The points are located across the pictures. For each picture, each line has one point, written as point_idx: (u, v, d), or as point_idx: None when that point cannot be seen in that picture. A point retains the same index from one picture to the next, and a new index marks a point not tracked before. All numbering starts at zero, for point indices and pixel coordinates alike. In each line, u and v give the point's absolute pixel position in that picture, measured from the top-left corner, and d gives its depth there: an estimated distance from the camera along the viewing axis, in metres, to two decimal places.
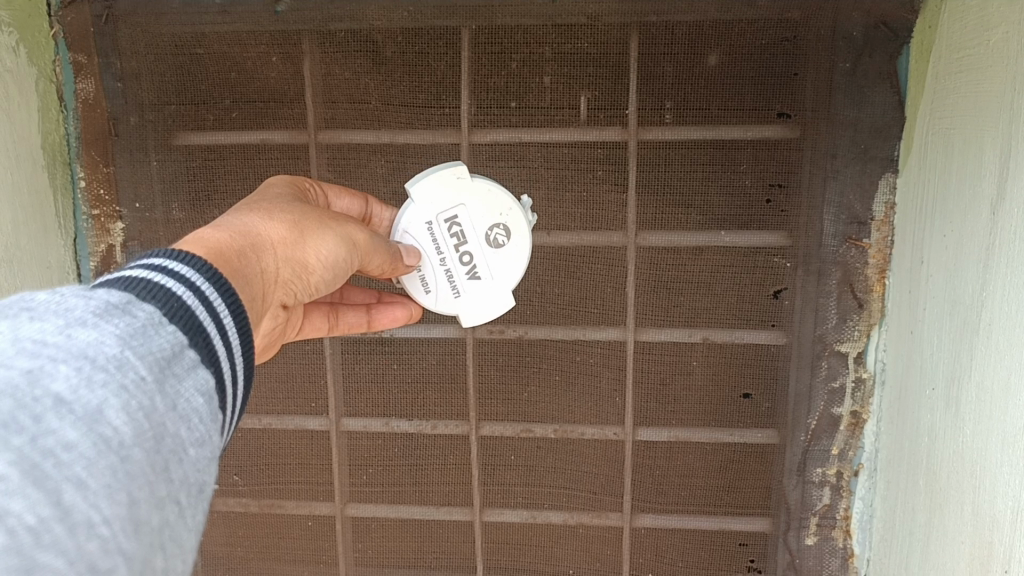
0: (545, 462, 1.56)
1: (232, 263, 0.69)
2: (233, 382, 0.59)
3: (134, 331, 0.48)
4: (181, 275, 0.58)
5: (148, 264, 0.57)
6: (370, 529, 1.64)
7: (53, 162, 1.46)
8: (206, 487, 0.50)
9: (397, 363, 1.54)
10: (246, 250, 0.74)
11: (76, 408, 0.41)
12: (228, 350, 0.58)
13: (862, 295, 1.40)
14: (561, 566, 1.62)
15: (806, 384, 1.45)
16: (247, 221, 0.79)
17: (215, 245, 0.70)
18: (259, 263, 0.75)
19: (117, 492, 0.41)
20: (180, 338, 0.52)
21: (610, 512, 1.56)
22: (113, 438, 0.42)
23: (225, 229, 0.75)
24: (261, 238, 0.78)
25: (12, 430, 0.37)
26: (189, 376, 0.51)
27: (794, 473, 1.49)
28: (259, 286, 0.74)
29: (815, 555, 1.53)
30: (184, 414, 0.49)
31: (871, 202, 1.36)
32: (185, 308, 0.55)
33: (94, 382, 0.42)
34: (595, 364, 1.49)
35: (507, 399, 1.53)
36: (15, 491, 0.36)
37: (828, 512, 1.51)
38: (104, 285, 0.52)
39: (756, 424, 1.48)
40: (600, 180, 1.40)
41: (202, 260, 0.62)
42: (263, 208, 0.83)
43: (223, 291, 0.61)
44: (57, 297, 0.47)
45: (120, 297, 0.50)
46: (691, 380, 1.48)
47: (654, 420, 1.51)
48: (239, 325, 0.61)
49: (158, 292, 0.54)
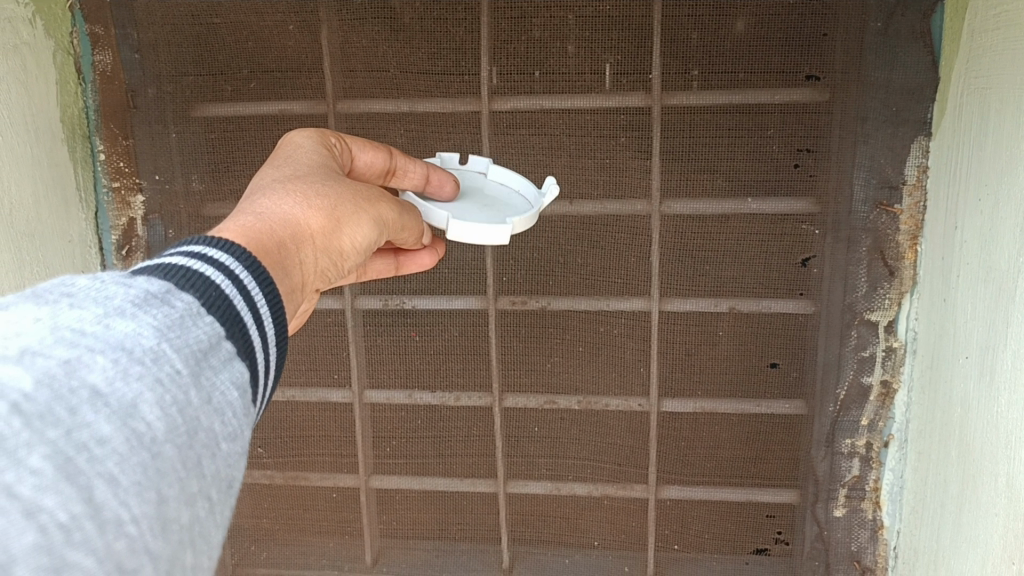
0: (569, 433, 1.55)
1: (274, 261, 0.66)
2: (266, 372, 0.57)
3: (172, 322, 0.46)
4: (220, 263, 0.55)
5: (188, 251, 0.54)
6: (395, 500, 1.64)
7: (72, 135, 1.45)
8: (236, 483, 0.48)
9: (419, 334, 1.53)
10: (284, 243, 0.70)
11: (111, 401, 0.39)
12: (262, 340, 0.55)
13: (894, 263, 1.36)
14: (586, 537, 1.61)
15: (836, 354, 1.42)
16: (282, 205, 0.75)
17: (254, 240, 0.66)
18: (298, 255, 0.72)
19: (148, 490, 0.39)
20: (218, 329, 0.49)
21: (634, 483, 1.55)
22: (145, 434, 0.40)
23: (262, 219, 0.71)
24: (298, 226, 0.74)
25: (47, 423, 0.36)
26: (225, 369, 0.48)
27: (823, 444, 1.47)
28: (296, 281, 0.71)
29: (844, 527, 1.50)
30: (220, 408, 0.47)
31: (902, 166, 1.32)
32: (223, 298, 0.52)
33: (130, 375, 0.41)
34: (619, 335, 1.47)
35: (530, 369, 1.52)
36: (48, 487, 0.35)
37: (857, 483, 1.48)
38: (143, 272, 0.50)
39: (784, 394, 1.46)
40: (623, 147, 1.38)
41: (240, 247, 0.59)
42: (298, 188, 0.78)
43: (261, 280, 0.58)
44: (98, 283, 0.45)
45: (159, 285, 0.48)
46: (717, 351, 1.45)
47: (679, 391, 1.49)
48: (275, 316, 0.58)
49: (196, 280, 0.51)
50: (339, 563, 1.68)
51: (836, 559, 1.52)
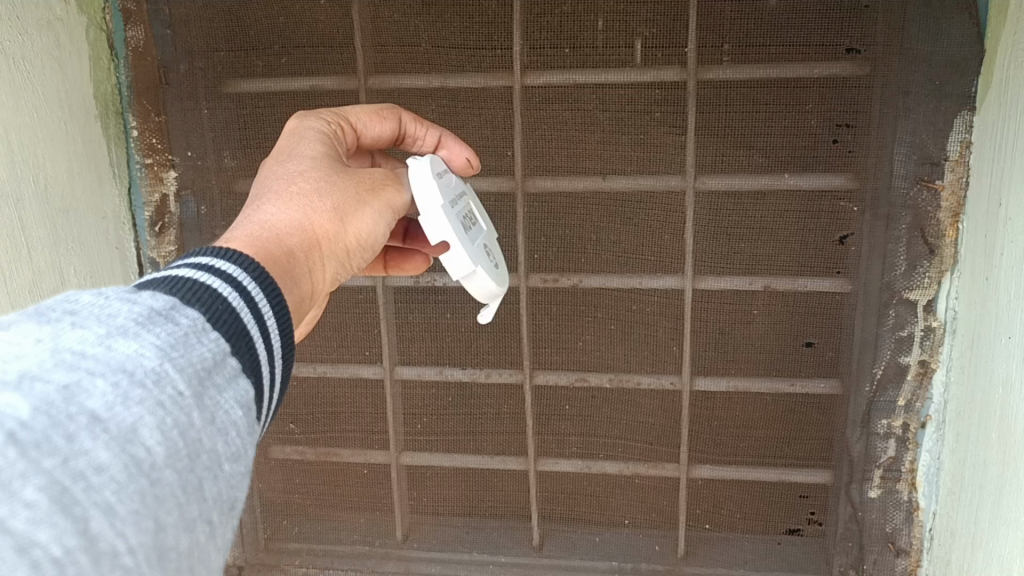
0: (600, 411, 1.54)
1: (280, 270, 0.66)
2: (272, 387, 0.57)
3: (176, 340, 0.46)
4: (227, 275, 0.56)
5: (195, 263, 0.55)
6: (425, 476, 1.65)
7: (105, 111, 1.45)
8: (239, 504, 0.48)
9: (450, 312, 1.52)
10: (292, 250, 0.71)
11: (110, 426, 0.40)
12: (268, 353, 0.56)
13: (934, 240, 1.33)
14: (617, 516, 1.61)
15: (872, 333, 1.39)
16: (288, 212, 0.75)
17: (262, 253, 0.66)
18: (307, 263, 0.72)
19: (145, 519, 0.39)
20: (223, 346, 0.50)
21: (665, 462, 1.54)
22: (145, 460, 0.40)
23: (267, 230, 0.71)
24: (306, 234, 0.74)
25: (43, 452, 0.36)
26: (229, 387, 0.49)
27: (859, 424, 1.45)
28: (306, 288, 0.71)
29: (879, 509, 1.48)
30: (223, 428, 0.47)
31: (945, 141, 1.28)
32: (228, 310, 0.52)
33: (131, 399, 0.41)
34: (651, 313, 1.46)
35: (561, 347, 1.51)
36: (41, 520, 0.35)
37: (893, 464, 1.46)
38: (148, 287, 0.50)
39: (820, 373, 1.44)
40: (657, 122, 1.36)
41: (248, 257, 0.60)
42: (304, 189, 0.78)
43: (268, 291, 0.58)
44: (101, 300, 0.46)
45: (164, 301, 0.49)
46: (752, 329, 1.44)
47: (712, 369, 1.47)
48: (282, 325, 0.59)
49: (203, 293, 0.52)
50: (370, 538, 1.69)
51: (871, 541, 1.49)
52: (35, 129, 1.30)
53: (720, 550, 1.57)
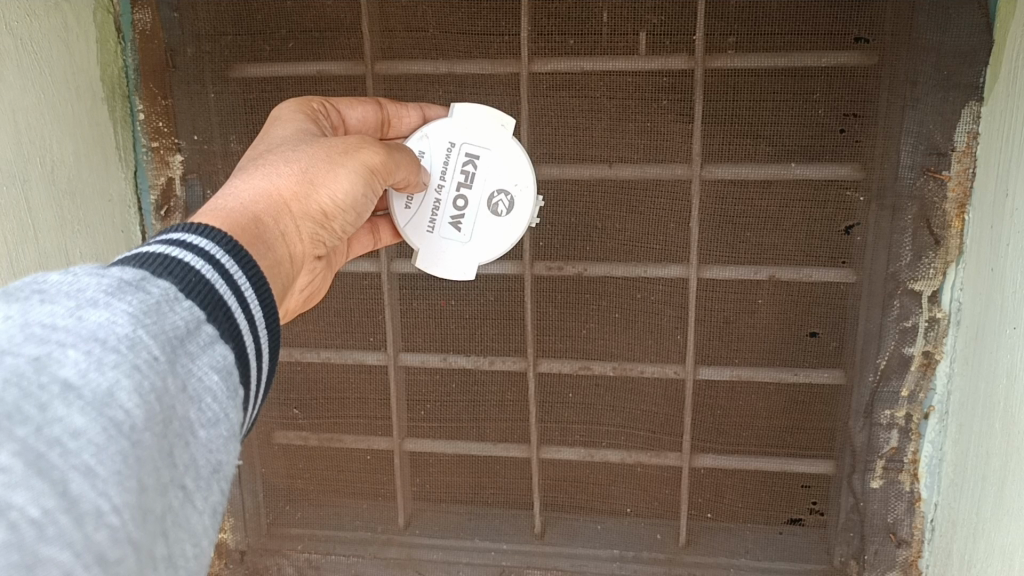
0: (603, 399, 1.54)
1: (246, 232, 0.67)
2: (258, 358, 0.58)
3: (149, 308, 0.47)
4: (201, 249, 0.56)
5: (169, 239, 0.55)
6: (428, 462, 1.65)
7: (111, 93, 1.45)
8: (223, 467, 0.50)
9: (454, 299, 1.52)
10: (259, 215, 0.71)
11: (84, 393, 0.40)
12: (250, 323, 0.57)
13: (940, 232, 1.33)
14: (619, 504, 1.62)
15: (876, 324, 1.40)
16: (259, 180, 0.76)
17: (227, 217, 0.67)
18: (278, 228, 0.73)
19: (127, 479, 0.40)
20: (197, 313, 0.50)
21: (667, 451, 1.55)
22: (124, 422, 0.41)
23: (235, 197, 0.72)
24: (279, 199, 0.75)
25: (15, 421, 0.37)
26: (205, 353, 0.50)
27: (862, 415, 1.45)
28: (281, 252, 0.71)
29: (881, 499, 1.48)
30: (196, 395, 0.48)
31: (952, 132, 1.28)
32: (202, 282, 0.53)
33: (106, 365, 0.42)
34: (656, 302, 1.46)
35: (566, 335, 1.51)
36: (18, 484, 0.35)
37: (895, 455, 1.46)
38: (119, 263, 0.51)
39: (823, 363, 1.44)
40: (664, 110, 1.36)
41: (223, 232, 0.60)
42: (273, 161, 0.79)
43: (245, 263, 0.59)
44: (70, 277, 0.46)
45: (134, 273, 0.49)
46: (756, 319, 1.44)
47: (716, 358, 1.47)
48: (261, 298, 0.59)
49: (175, 267, 0.52)
50: (373, 525, 1.70)
51: (872, 531, 1.49)
52: (41, 110, 1.29)
53: (721, 539, 1.58)
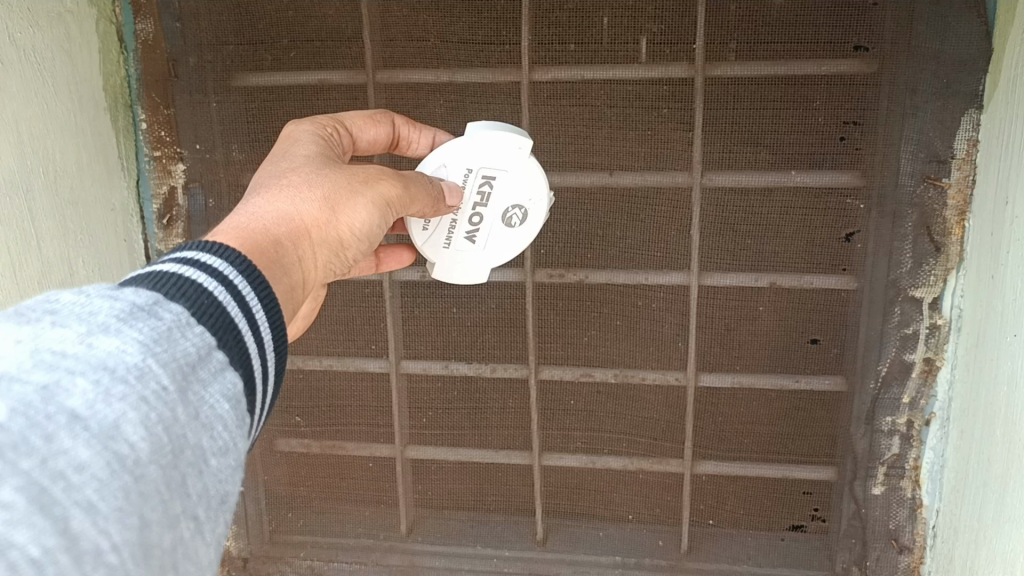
0: (605, 406, 1.55)
1: (268, 257, 0.67)
2: (265, 381, 0.58)
3: (160, 335, 0.47)
4: (213, 269, 0.56)
5: (180, 257, 0.55)
6: (430, 469, 1.66)
7: (114, 103, 1.46)
8: (229, 498, 0.50)
9: (456, 306, 1.52)
10: (280, 239, 0.72)
11: (90, 424, 0.40)
12: (259, 347, 0.57)
13: (940, 238, 1.33)
14: (621, 511, 1.62)
15: (878, 330, 1.40)
16: (280, 203, 0.76)
17: (249, 240, 0.67)
18: (297, 252, 0.73)
19: (128, 516, 0.40)
20: (209, 340, 0.50)
21: (669, 458, 1.55)
22: (129, 457, 0.41)
23: (257, 218, 0.72)
24: (299, 223, 0.76)
25: (20, 453, 0.37)
26: (215, 381, 0.50)
27: (863, 421, 1.45)
28: (299, 277, 0.72)
29: (883, 505, 1.48)
30: (207, 423, 0.48)
31: (951, 139, 1.28)
32: (215, 306, 0.53)
33: (113, 396, 0.42)
34: (657, 309, 1.46)
35: (567, 343, 1.51)
36: (20, 521, 0.35)
37: (897, 461, 1.46)
38: (132, 284, 0.51)
39: (824, 370, 1.44)
40: (665, 118, 1.36)
41: (235, 252, 0.60)
42: (296, 182, 0.80)
43: (257, 285, 0.59)
44: (83, 299, 0.46)
45: (147, 297, 0.49)
46: (757, 326, 1.44)
47: (717, 365, 1.48)
48: (272, 321, 0.59)
49: (187, 288, 0.52)
50: (374, 532, 1.70)
51: (873, 537, 1.49)
52: (44, 120, 1.30)
53: (724, 546, 1.58)
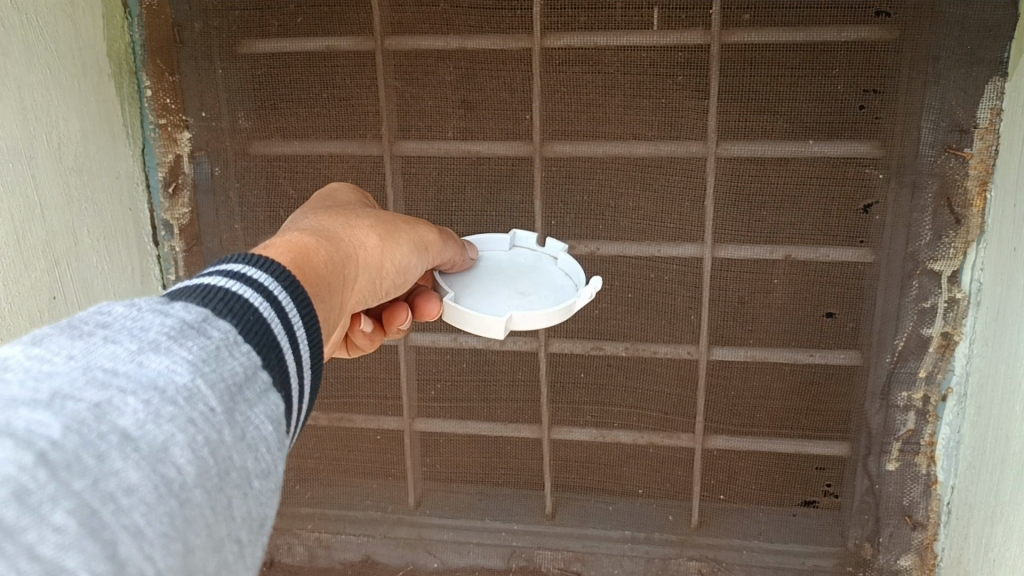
0: (615, 380, 1.53)
1: (320, 274, 0.64)
2: (300, 395, 0.55)
3: (207, 354, 0.45)
4: (260, 283, 0.53)
5: (228, 270, 0.53)
6: (439, 443, 1.64)
7: (119, 70, 1.43)
8: (267, 520, 0.47)
9: None
10: (332, 259, 0.69)
11: (141, 445, 0.38)
12: (297, 364, 0.54)
13: (960, 210, 1.30)
14: (631, 485, 1.60)
15: (895, 304, 1.37)
16: (329, 226, 0.75)
17: (303, 252, 0.65)
18: (342, 273, 0.70)
19: (173, 542, 0.38)
20: (254, 358, 0.48)
21: (680, 432, 1.53)
22: (176, 480, 0.39)
23: (309, 236, 0.70)
24: (345, 246, 0.74)
25: (73, 473, 0.35)
26: (261, 402, 0.47)
27: (878, 396, 1.42)
28: (338, 301, 0.69)
29: (897, 481, 1.46)
30: (252, 444, 0.45)
31: (974, 108, 1.25)
32: (261, 323, 0.50)
33: (161, 418, 0.40)
34: (669, 282, 1.44)
35: (578, 315, 1.49)
36: (71, 545, 0.34)
37: (911, 437, 1.43)
38: (179, 297, 0.49)
39: (839, 345, 1.42)
40: (679, 86, 1.33)
41: (280, 265, 0.56)
42: (341, 216, 0.78)
43: (301, 301, 0.56)
44: (134, 312, 0.45)
45: (195, 313, 0.47)
46: (771, 300, 1.42)
47: (730, 339, 1.45)
48: (311, 338, 0.56)
49: (234, 303, 0.50)
50: (382, 504, 1.69)
51: (887, 514, 1.48)
52: (48, 87, 1.28)
53: (733, 521, 1.57)
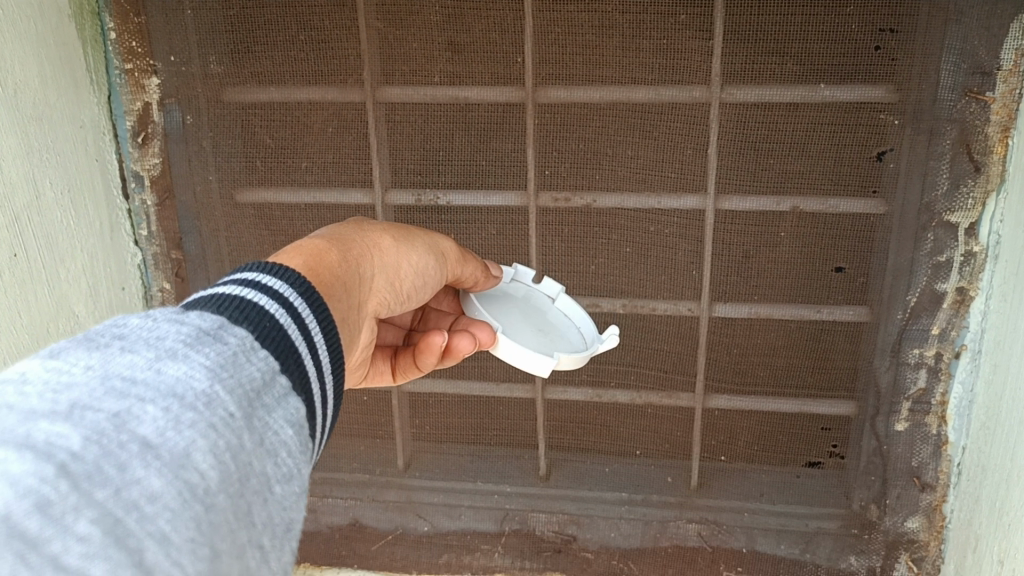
0: (612, 338, 1.46)
1: (334, 276, 0.70)
2: (323, 401, 0.58)
3: (224, 360, 0.47)
4: (274, 291, 0.57)
5: (241, 279, 0.57)
6: (428, 404, 1.59)
7: (80, 10, 1.33)
8: (293, 524, 0.48)
9: (454, 232, 1.43)
10: (346, 260, 0.76)
11: (161, 453, 0.40)
12: (315, 369, 0.57)
13: (981, 157, 1.21)
14: (630, 446, 1.55)
15: (907, 258, 1.29)
16: (343, 232, 0.81)
17: (319, 255, 0.71)
18: (357, 272, 0.76)
19: (200, 546, 0.39)
20: (271, 364, 0.50)
21: (680, 392, 1.47)
22: (199, 485, 0.41)
23: (325, 239, 0.77)
24: (358, 246, 0.80)
25: (94, 483, 0.37)
26: (278, 407, 0.49)
27: (888, 354, 1.35)
28: (357, 298, 0.75)
29: (906, 442, 1.39)
30: (272, 449, 0.48)
31: (998, 48, 1.16)
32: (277, 329, 0.53)
33: (183, 424, 0.42)
34: (670, 236, 1.37)
35: (574, 271, 1.42)
36: (95, 553, 0.35)
37: (922, 396, 1.36)
38: (197, 306, 0.51)
39: (848, 300, 1.35)
40: (681, 26, 1.24)
41: (294, 272, 0.61)
42: (356, 224, 0.85)
43: (314, 308, 0.60)
44: (149, 323, 0.47)
45: (211, 321, 0.49)
46: (777, 254, 1.35)
47: (734, 295, 1.39)
48: (327, 341, 0.60)
49: (251, 308, 0.53)
50: (370, 467, 1.63)
51: (895, 475, 1.41)
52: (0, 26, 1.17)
53: (735, 483, 1.51)
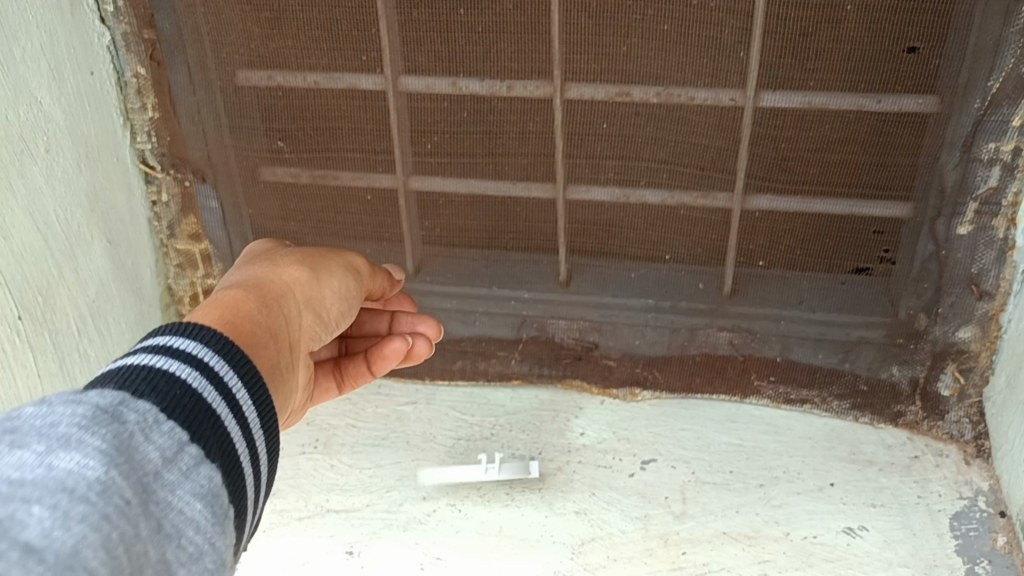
0: (644, 131, 1.30)
1: (249, 329, 0.66)
2: (248, 466, 0.56)
3: (120, 445, 0.44)
4: (188, 353, 0.55)
5: (153, 346, 0.55)
6: (439, 205, 1.45)
7: None
8: None
9: (464, 8, 1.23)
10: (258, 302, 0.71)
11: (46, 556, 0.37)
12: (240, 429, 0.55)
13: None
14: (660, 250, 1.42)
15: (994, 36, 1.10)
16: (251, 277, 0.77)
17: (229, 312, 0.67)
18: (273, 313, 0.72)
19: None
20: (179, 436, 0.49)
21: (717, 193, 1.33)
22: None
23: (231, 290, 0.71)
24: (270, 286, 0.75)
25: None
26: (185, 481, 0.47)
27: (958, 148, 1.20)
28: (281, 341, 0.70)
29: (968, 248, 1.26)
30: (174, 533, 0.45)
31: None
32: (188, 395, 0.52)
33: (72, 520, 0.39)
34: (714, 12, 1.17)
35: (602, 55, 1.24)
36: None
37: (992, 196, 1.21)
38: (96, 386, 0.49)
39: (917, 88, 1.18)
40: None
41: (210, 328, 0.60)
42: (266, 262, 0.80)
43: (234, 361, 0.59)
44: (39, 408, 0.44)
45: (111, 397, 0.47)
46: (840, 33, 1.16)
47: (785, 83, 1.22)
48: (254, 400, 0.59)
49: (159, 381, 0.51)
50: None
51: (951, 283, 1.29)
52: None
53: (773, 289, 1.40)
